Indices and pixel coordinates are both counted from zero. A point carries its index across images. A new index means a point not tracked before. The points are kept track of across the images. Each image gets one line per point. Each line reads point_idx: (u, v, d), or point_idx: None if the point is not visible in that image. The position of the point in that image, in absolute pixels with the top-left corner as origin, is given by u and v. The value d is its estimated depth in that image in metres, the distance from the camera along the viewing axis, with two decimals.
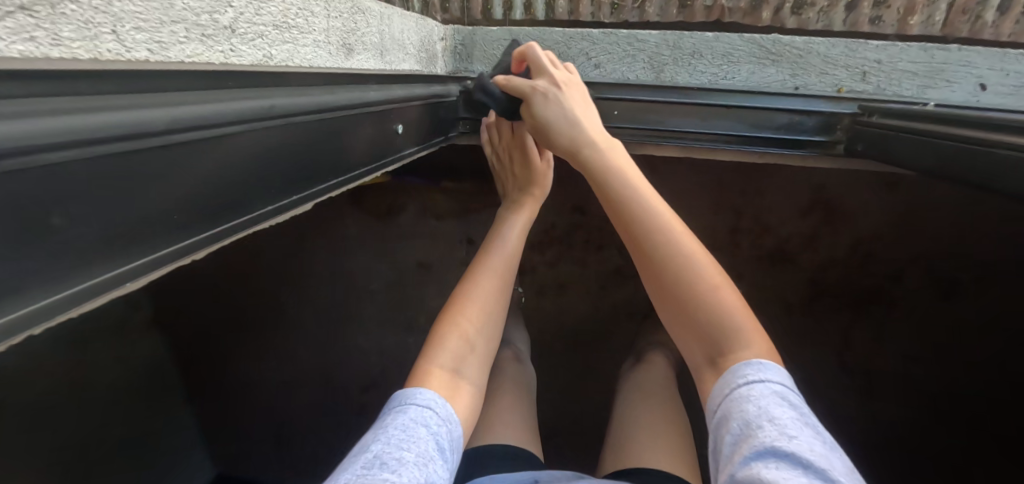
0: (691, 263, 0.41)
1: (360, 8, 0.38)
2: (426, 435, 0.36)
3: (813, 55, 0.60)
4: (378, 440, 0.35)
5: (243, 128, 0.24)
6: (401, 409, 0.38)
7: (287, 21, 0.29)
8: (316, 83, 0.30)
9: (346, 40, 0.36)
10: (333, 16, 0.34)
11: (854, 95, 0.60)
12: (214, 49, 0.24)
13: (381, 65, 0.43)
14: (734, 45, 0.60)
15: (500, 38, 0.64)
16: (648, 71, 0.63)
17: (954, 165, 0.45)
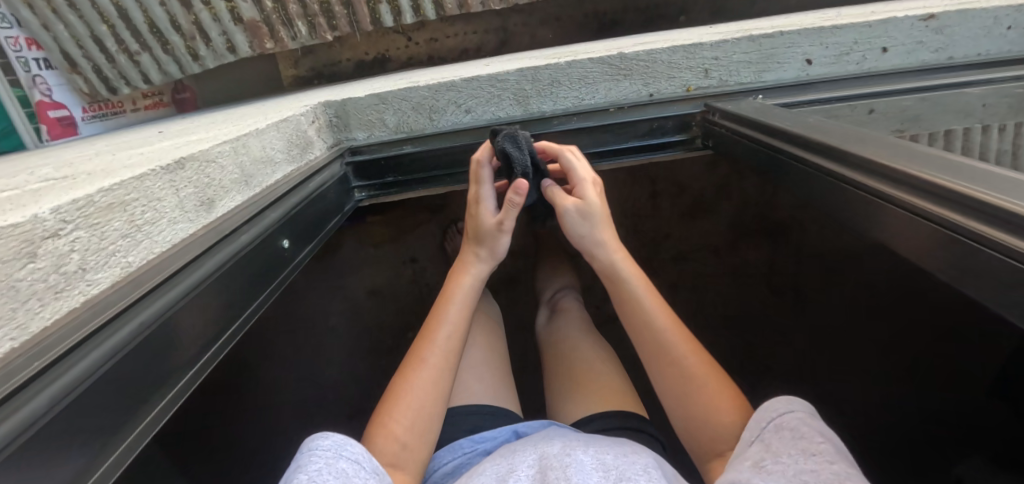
0: (659, 330, 0.49)
1: (209, 160, 0.44)
2: (356, 481, 0.37)
3: (658, 63, 0.65)
4: (309, 479, 0.35)
5: (116, 355, 0.30)
6: (336, 455, 0.38)
7: (135, 227, 0.35)
8: (176, 270, 0.36)
9: (201, 200, 0.42)
10: (184, 188, 0.40)
11: (702, 92, 0.67)
12: (72, 296, 0.29)
13: (247, 192, 0.49)
14: (587, 69, 0.65)
15: (371, 104, 0.67)
16: (516, 105, 0.67)
17: (774, 170, 0.52)
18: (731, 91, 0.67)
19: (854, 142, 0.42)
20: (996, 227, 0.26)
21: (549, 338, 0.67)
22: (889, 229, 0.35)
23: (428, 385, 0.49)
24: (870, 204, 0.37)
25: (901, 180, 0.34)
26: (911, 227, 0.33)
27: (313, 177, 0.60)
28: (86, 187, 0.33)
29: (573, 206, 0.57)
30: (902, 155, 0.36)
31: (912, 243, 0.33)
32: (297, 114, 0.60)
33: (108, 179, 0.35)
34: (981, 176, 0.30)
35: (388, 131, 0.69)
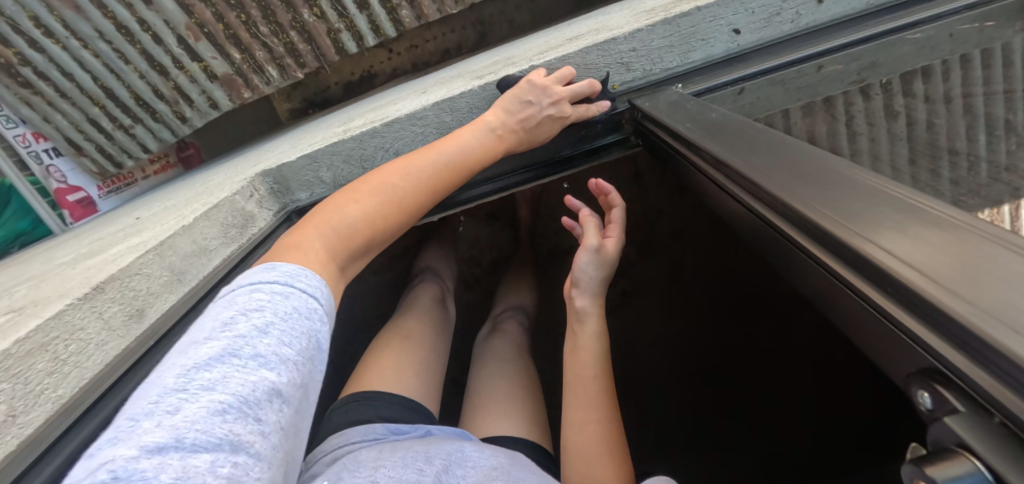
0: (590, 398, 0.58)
1: (133, 274, 0.47)
2: (296, 320, 0.35)
3: (574, 67, 0.65)
4: (245, 321, 0.32)
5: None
6: (269, 291, 0.36)
7: (62, 358, 0.38)
8: (109, 389, 0.40)
9: (131, 312, 0.46)
10: (109, 309, 0.44)
11: (626, 87, 0.68)
12: (6, 442, 0.32)
13: (181, 288, 0.52)
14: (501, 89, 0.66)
15: (303, 164, 0.69)
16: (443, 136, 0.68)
17: (684, 168, 0.54)
18: (655, 81, 0.68)
19: (770, 170, 0.37)
20: (898, 305, 0.23)
21: (484, 347, 0.87)
22: (826, 294, 0.30)
23: (388, 220, 0.52)
24: (795, 256, 0.33)
25: (790, 211, 0.32)
26: (835, 295, 0.28)
27: (256, 251, 0.63)
28: (8, 334, 0.37)
29: (597, 243, 0.64)
30: (826, 191, 0.32)
31: (838, 306, 0.29)
32: (231, 194, 0.63)
33: (29, 320, 0.39)
34: (885, 238, 0.25)
35: (327, 186, 0.71)
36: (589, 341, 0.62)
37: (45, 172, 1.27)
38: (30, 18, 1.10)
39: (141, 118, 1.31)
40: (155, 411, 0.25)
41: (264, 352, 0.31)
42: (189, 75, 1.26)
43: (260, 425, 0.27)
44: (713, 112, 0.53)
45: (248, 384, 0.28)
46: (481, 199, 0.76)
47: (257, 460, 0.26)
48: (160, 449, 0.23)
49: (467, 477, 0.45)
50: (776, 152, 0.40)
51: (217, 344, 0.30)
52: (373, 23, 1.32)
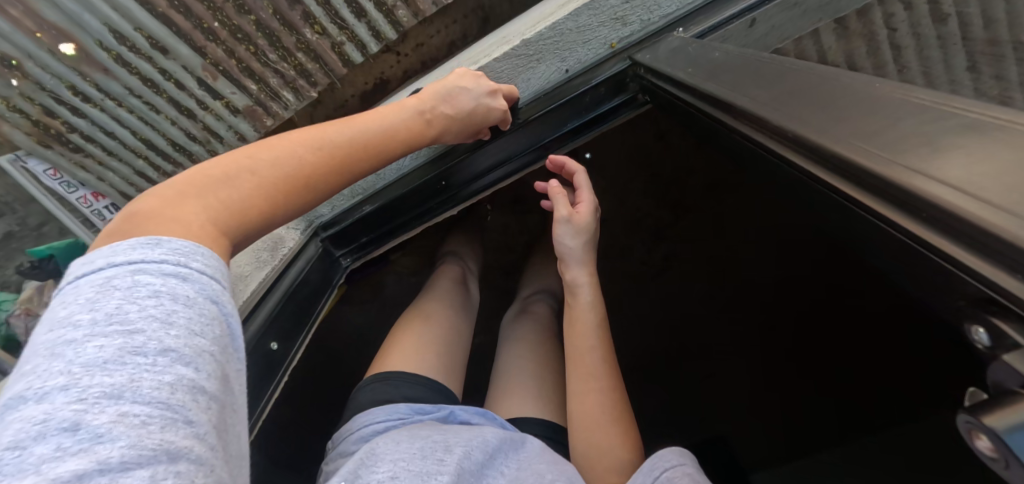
0: (596, 371, 0.67)
1: None
2: (198, 300, 0.36)
3: (566, 32, 0.63)
4: (137, 311, 0.33)
5: None
6: (163, 272, 0.36)
7: None
8: None
9: None
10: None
11: (625, 45, 0.67)
12: None
13: None
14: (496, 69, 0.66)
15: None
16: None
17: (693, 119, 0.53)
18: (655, 31, 0.67)
19: (794, 110, 0.36)
20: (964, 246, 0.22)
21: (517, 328, 0.94)
22: (884, 242, 0.29)
23: (283, 197, 0.51)
24: (839, 206, 0.32)
25: (827, 155, 0.31)
26: (890, 237, 0.28)
27: (290, 271, 0.67)
28: None
29: (568, 212, 0.71)
30: (862, 123, 0.30)
31: (896, 248, 0.29)
32: None
33: None
34: (939, 165, 0.25)
35: (346, 198, 0.74)
36: (586, 313, 0.71)
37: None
38: (68, 88, 1.18)
39: (181, 162, 1.39)
40: (49, 426, 0.27)
41: (173, 351, 0.33)
42: (214, 114, 1.32)
43: (193, 428, 0.31)
44: (716, 51, 0.50)
45: (163, 389, 0.31)
46: (496, 184, 0.76)
47: (193, 457, 0.30)
48: (83, 474, 0.25)
49: (485, 462, 0.55)
50: (795, 87, 0.38)
51: (109, 342, 0.31)
52: (373, 30, 1.32)
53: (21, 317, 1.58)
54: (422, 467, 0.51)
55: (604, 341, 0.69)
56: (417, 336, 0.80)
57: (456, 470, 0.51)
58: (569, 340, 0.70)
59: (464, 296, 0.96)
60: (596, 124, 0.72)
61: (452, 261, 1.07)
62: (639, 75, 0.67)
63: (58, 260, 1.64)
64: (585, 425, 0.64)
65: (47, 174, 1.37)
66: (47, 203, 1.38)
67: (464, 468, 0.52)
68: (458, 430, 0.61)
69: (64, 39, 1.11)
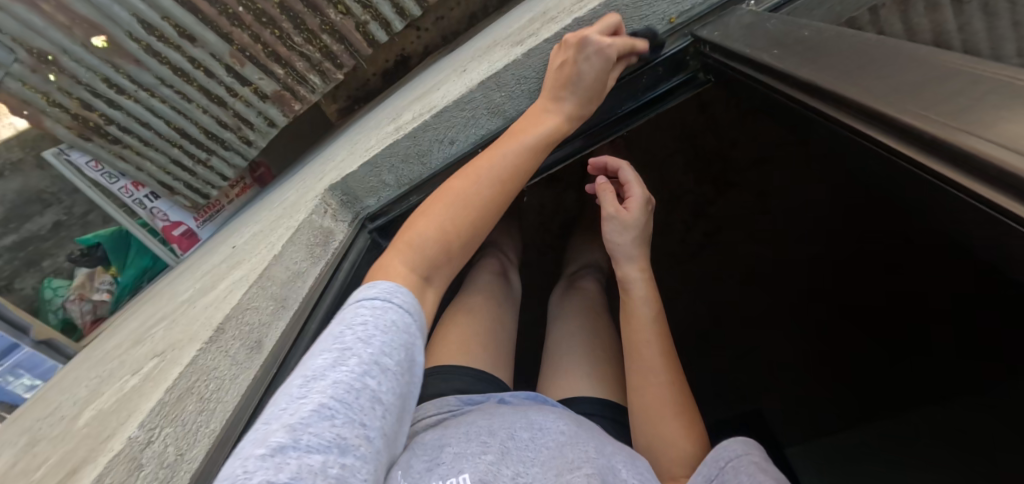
0: (660, 359, 0.66)
1: (245, 308, 0.51)
2: (375, 329, 0.44)
3: (623, 8, 0.58)
4: (351, 332, 0.43)
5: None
6: (367, 300, 0.46)
7: (207, 399, 0.44)
8: (236, 415, 0.47)
9: (254, 342, 0.51)
10: (233, 346, 0.48)
11: (686, 19, 0.61)
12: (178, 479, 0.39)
13: (286, 309, 0.56)
14: (546, 51, 0.60)
15: (365, 173, 0.69)
16: (491, 116, 0.66)
17: (777, 107, 0.48)
18: (714, 6, 0.60)
19: (900, 92, 0.31)
20: None
21: (559, 312, 0.93)
22: (971, 214, 0.26)
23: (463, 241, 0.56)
24: (932, 185, 0.28)
25: (924, 138, 0.27)
26: (971, 207, 0.25)
27: (341, 263, 0.67)
28: (160, 387, 0.43)
29: (614, 209, 0.72)
30: (978, 98, 0.26)
31: (996, 232, 0.25)
32: (307, 216, 0.65)
33: (172, 371, 0.45)
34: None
35: (392, 188, 0.72)
36: (642, 308, 0.70)
37: (150, 214, 1.50)
38: (103, 80, 1.20)
39: (214, 149, 1.41)
40: (285, 411, 0.35)
41: (365, 365, 0.40)
42: (243, 101, 1.33)
43: (364, 430, 0.36)
44: (807, 28, 0.45)
45: (350, 392, 0.37)
46: (551, 168, 0.74)
47: (361, 454, 0.34)
48: (283, 447, 0.31)
49: (533, 438, 0.55)
50: (898, 65, 0.33)
51: (330, 355, 0.40)
52: (396, 7, 1.28)
53: (77, 301, 1.66)
54: (467, 449, 0.52)
55: (662, 332, 0.68)
56: (467, 329, 0.81)
57: (501, 451, 0.52)
58: (625, 332, 0.70)
59: (503, 285, 0.96)
60: (653, 106, 0.69)
61: (490, 254, 1.06)
62: (703, 52, 0.62)
63: (105, 247, 1.71)
64: (643, 411, 0.64)
65: (90, 166, 1.43)
66: (92, 193, 1.44)
67: (510, 448, 0.53)
68: (503, 414, 0.60)
69: (95, 32, 1.12)
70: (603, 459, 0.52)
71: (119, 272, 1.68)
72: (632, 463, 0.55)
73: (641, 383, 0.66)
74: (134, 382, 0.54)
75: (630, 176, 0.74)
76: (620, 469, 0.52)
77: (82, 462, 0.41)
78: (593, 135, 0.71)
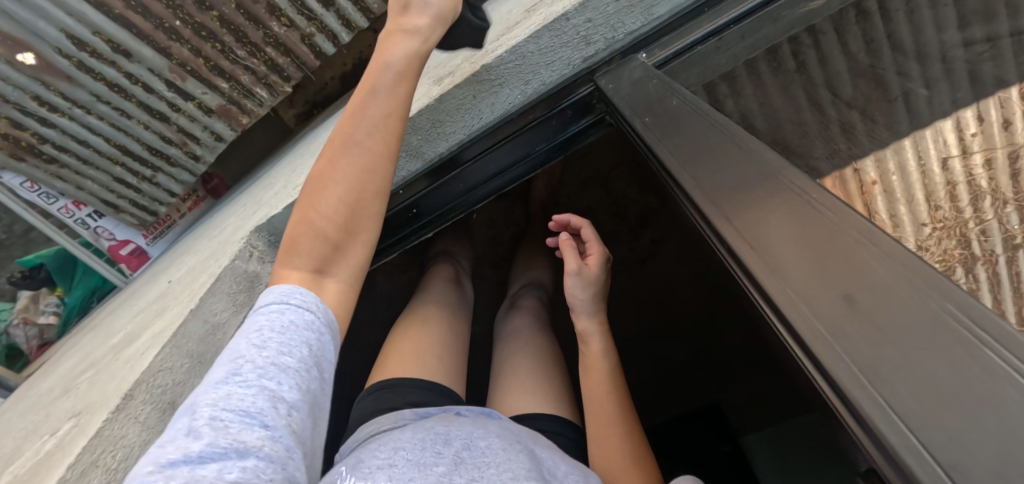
0: (619, 407, 0.64)
1: (156, 371, 0.51)
2: (278, 326, 0.39)
3: (528, 57, 0.58)
4: (245, 339, 0.38)
5: None
6: (259, 313, 0.40)
7: (116, 472, 0.44)
8: None
9: (169, 403, 0.51)
10: (141, 412, 0.48)
11: (590, 65, 0.60)
12: None
13: (206, 364, 0.56)
14: (457, 97, 0.59)
15: (290, 214, 0.69)
16: (413, 158, 0.66)
17: None
18: (620, 52, 0.59)
19: (725, 199, 0.33)
20: (834, 394, 0.23)
21: (504, 322, 0.92)
22: (764, 325, 0.30)
23: (349, 209, 0.49)
24: (746, 296, 0.32)
25: (740, 263, 0.30)
26: (768, 328, 0.30)
27: None
28: (62, 463, 0.42)
29: (577, 266, 0.71)
30: (778, 232, 0.29)
31: (780, 347, 0.29)
32: (229, 262, 0.64)
33: (78, 443, 0.44)
34: (826, 307, 0.25)
35: None
36: (599, 363, 0.69)
37: (95, 234, 1.42)
38: (33, 98, 1.15)
39: (160, 166, 1.37)
40: (174, 436, 0.31)
41: (268, 367, 0.36)
42: (187, 115, 1.29)
43: (269, 431, 0.32)
44: (675, 96, 0.43)
45: (248, 399, 0.33)
46: (478, 203, 0.72)
47: (267, 454, 0.30)
48: (175, 462, 0.28)
49: (489, 447, 0.50)
50: (724, 161, 0.35)
51: (225, 368, 0.36)
52: (343, 19, 1.23)
53: (20, 326, 1.55)
54: (421, 457, 0.47)
55: (620, 385, 0.67)
56: (415, 340, 0.77)
57: (454, 461, 0.47)
58: (581, 381, 0.69)
59: (460, 297, 0.96)
60: (572, 144, 0.67)
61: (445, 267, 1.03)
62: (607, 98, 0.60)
63: (48, 268, 1.65)
64: (605, 458, 0.61)
65: (24, 186, 1.28)
66: (29, 217, 1.31)
67: (465, 457, 0.47)
68: (463, 422, 0.54)
69: (22, 49, 1.07)
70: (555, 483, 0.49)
71: (65, 293, 1.62)
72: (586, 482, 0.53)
73: (601, 435, 0.63)
74: (52, 445, 0.53)
75: (592, 233, 0.75)
76: None
77: None
78: (515, 174, 0.70)
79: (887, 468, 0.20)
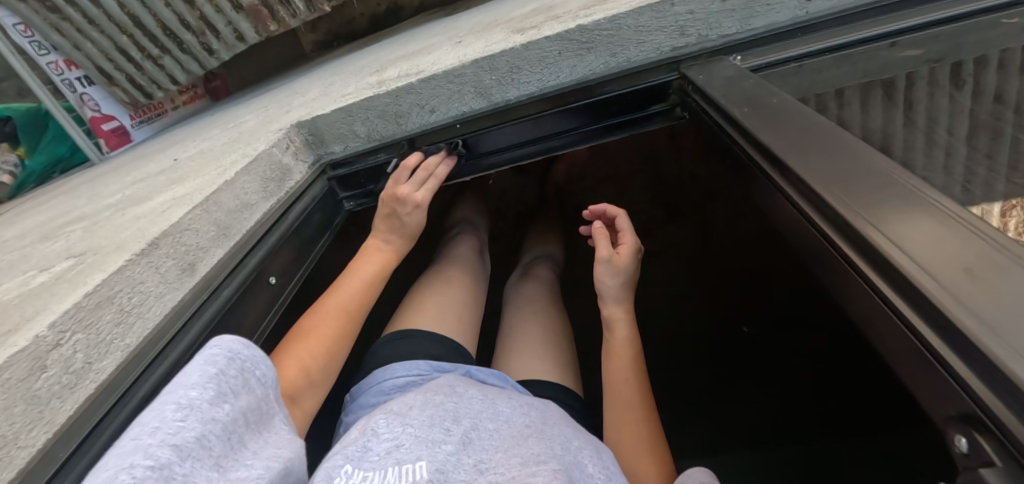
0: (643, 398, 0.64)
1: (183, 229, 0.48)
2: (257, 369, 0.35)
3: (623, 30, 0.59)
4: (219, 371, 0.33)
5: (113, 416, 0.38)
6: (226, 349, 0.35)
7: (127, 316, 0.42)
8: (164, 334, 0.44)
9: (187, 264, 0.48)
10: (163, 264, 0.46)
11: (678, 54, 0.61)
12: (86, 384, 0.37)
13: (228, 240, 0.53)
14: (544, 48, 0.60)
15: (338, 118, 0.68)
16: (479, 97, 0.65)
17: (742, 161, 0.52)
18: (715, 49, 0.60)
19: (829, 178, 0.32)
20: (942, 342, 0.21)
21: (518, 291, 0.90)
22: (863, 306, 0.28)
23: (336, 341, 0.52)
24: (836, 268, 0.30)
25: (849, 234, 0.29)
26: (865, 297, 0.27)
27: (294, 204, 0.64)
28: (74, 293, 0.40)
29: (608, 254, 0.71)
30: (886, 205, 0.28)
31: (868, 313, 0.27)
32: (265, 148, 0.62)
33: (94, 277, 0.42)
34: (935, 266, 0.23)
35: (362, 141, 0.70)
36: (623, 349, 0.69)
37: (79, 100, 1.26)
38: None
39: (169, 48, 1.29)
40: (157, 431, 0.28)
41: (244, 404, 0.33)
42: (215, 5, 1.26)
43: (249, 464, 0.30)
44: (776, 97, 0.44)
45: (233, 427, 0.31)
46: (529, 160, 0.72)
47: (252, 478, 0.29)
48: (170, 464, 0.26)
49: (495, 428, 0.48)
50: (827, 149, 0.35)
51: (209, 386, 0.32)
52: None
53: None
54: (428, 433, 0.44)
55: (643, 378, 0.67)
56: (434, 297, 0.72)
57: (461, 442, 0.44)
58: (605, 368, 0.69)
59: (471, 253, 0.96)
60: (631, 127, 0.67)
61: (466, 230, 1.00)
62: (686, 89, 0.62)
63: (12, 122, 1.38)
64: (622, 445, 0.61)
65: (18, 29, 1.16)
66: (12, 62, 1.18)
67: (473, 439, 0.45)
68: (470, 396, 0.52)
69: None
70: (570, 456, 0.45)
71: (26, 154, 1.41)
72: (598, 457, 0.49)
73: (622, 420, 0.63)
74: (45, 281, 0.50)
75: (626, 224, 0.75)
76: (587, 464, 0.45)
77: None
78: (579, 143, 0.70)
79: (1019, 423, 0.17)
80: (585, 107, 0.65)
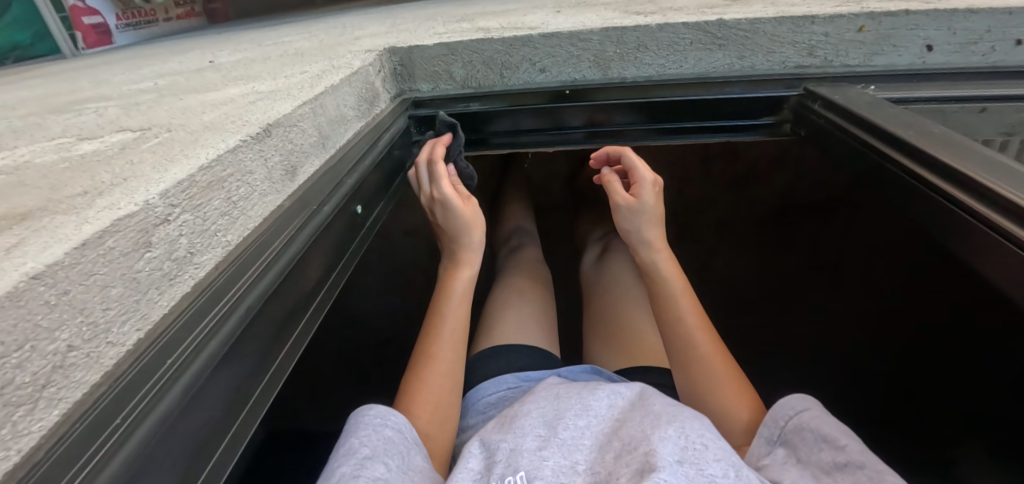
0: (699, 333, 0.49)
1: (292, 124, 0.42)
2: (388, 433, 0.38)
3: (759, 35, 0.59)
4: (356, 445, 0.36)
5: (218, 323, 0.30)
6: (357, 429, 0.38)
7: (232, 209, 0.35)
8: (264, 239, 0.37)
9: (289, 166, 0.42)
10: (271, 157, 0.39)
11: (799, 72, 0.62)
12: (185, 279, 0.30)
13: (324, 152, 0.47)
14: (679, 34, 0.59)
15: (439, 54, 0.63)
16: (594, 68, 0.63)
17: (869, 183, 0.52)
18: (838, 75, 0.61)
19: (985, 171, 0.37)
20: None
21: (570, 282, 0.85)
22: (987, 250, 0.35)
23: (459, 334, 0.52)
24: (987, 245, 0.35)
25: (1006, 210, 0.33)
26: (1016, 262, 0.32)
27: (383, 135, 0.58)
28: (179, 165, 0.33)
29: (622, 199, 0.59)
30: None
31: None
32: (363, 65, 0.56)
33: (200, 152, 0.35)
34: None
35: (455, 85, 0.65)
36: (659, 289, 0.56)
37: None
38: None
39: None
40: None
41: (385, 460, 0.34)
42: None
43: None
44: (933, 125, 0.46)
45: (383, 482, 0.32)
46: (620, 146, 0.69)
47: None
48: None
49: (592, 424, 0.41)
50: (977, 155, 0.39)
51: (350, 461, 0.34)
52: None
53: None
54: (527, 443, 0.39)
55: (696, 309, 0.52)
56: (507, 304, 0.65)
57: (559, 444, 0.38)
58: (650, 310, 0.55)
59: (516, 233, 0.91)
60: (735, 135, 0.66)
61: (515, 209, 0.95)
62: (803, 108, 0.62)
63: None
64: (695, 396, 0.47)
65: None
66: None
67: (566, 436, 0.39)
68: (562, 395, 0.45)
69: None
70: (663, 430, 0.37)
71: None
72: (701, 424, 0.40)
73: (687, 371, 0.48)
74: (98, 150, 0.40)
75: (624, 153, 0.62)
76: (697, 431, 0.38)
77: (48, 210, 0.29)
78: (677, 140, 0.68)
79: None
80: (698, 105, 0.64)
